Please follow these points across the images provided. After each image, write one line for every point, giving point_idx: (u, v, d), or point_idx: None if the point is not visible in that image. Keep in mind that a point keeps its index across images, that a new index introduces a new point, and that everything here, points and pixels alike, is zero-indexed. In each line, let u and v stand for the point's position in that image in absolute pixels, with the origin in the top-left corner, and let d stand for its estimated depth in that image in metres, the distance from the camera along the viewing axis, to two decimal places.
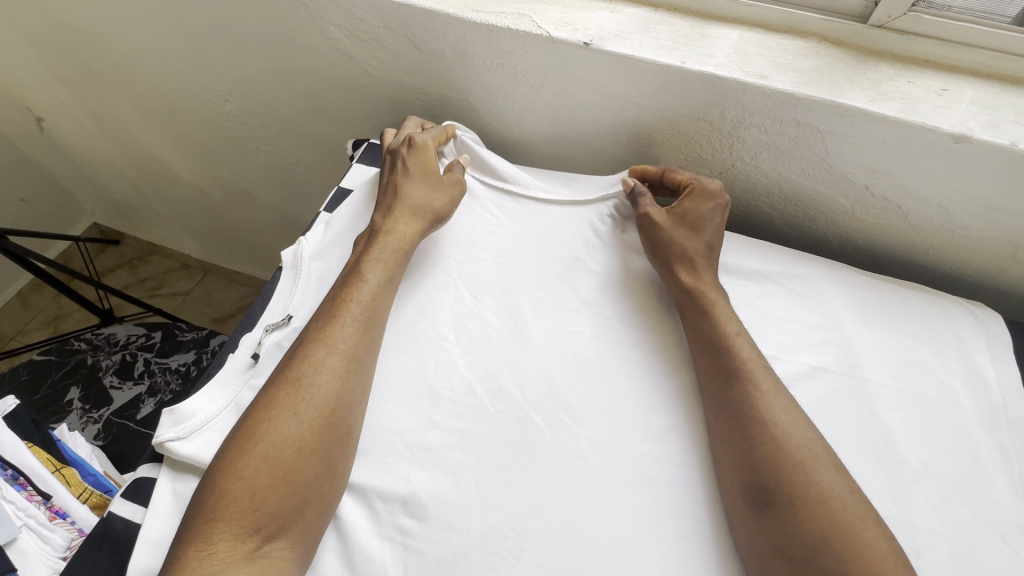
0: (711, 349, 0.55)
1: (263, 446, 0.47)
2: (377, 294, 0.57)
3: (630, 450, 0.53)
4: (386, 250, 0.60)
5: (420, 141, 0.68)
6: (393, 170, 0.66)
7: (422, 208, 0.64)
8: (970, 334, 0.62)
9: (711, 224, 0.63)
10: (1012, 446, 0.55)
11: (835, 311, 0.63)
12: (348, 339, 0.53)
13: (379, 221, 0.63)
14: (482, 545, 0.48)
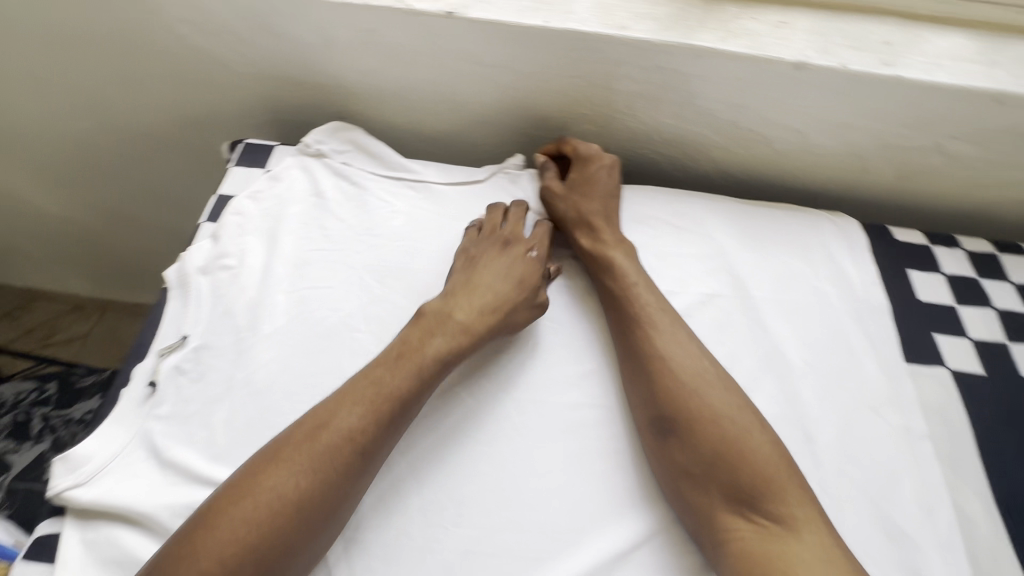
0: (614, 301, 0.59)
1: (242, 524, 0.42)
2: (407, 382, 0.51)
3: (551, 401, 0.55)
4: (444, 347, 0.54)
5: (536, 242, 0.64)
6: (517, 260, 0.61)
7: (495, 306, 0.57)
8: (834, 241, 0.69)
9: (602, 183, 0.68)
10: (876, 331, 0.63)
11: (720, 240, 0.68)
12: (367, 425, 0.48)
13: (456, 305, 0.57)
14: (421, 519, 0.49)
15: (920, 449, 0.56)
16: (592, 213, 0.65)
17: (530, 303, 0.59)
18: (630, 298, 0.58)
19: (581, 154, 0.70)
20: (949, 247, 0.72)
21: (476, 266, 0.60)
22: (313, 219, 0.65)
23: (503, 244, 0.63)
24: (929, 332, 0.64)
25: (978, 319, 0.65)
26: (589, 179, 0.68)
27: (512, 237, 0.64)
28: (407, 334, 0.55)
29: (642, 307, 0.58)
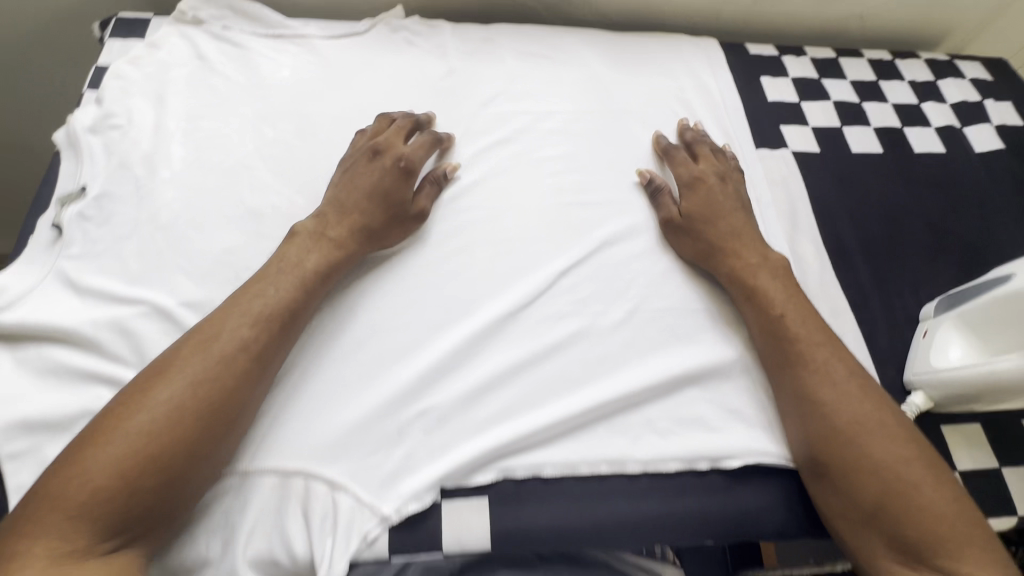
0: (779, 347, 0.54)
1: (122, 439, 0.42)
2: (290, 290, 0.51)
3: (442, 208, 0.62)
4: (323, 261, 0.54)
5: (407, 153, 0.60)
6: (384, 171, 0.59)
7: (364, 224, 0.57)
8: (696, 59, 0.77)
9: (727, 202, 0.62)
10: (731, 127, 0.71)
11: (593, 67, 0.74)
12: (255, 334, 0.48)
13: (339, 233, 0.56)
14: (332, 308, 0.55)
15: (764, 212, 0.65)
16: (739, 266, 0.59)
17: (405, 216, 0.59)
18: (744, 271, 0.58)
19: (687, 179, 0.63)
20: (798, 56, 0.80)
21: (343, 186, 0.59)
22: (199, 79, 0.66)
23: (371, 154, 0.60)
24: (777, 124, 0.73)
25: (819, 111, 0.75)
26: (714, 201, 0.62)
27: (386, 145, 0.61)
28: (283, 251, 0.54)
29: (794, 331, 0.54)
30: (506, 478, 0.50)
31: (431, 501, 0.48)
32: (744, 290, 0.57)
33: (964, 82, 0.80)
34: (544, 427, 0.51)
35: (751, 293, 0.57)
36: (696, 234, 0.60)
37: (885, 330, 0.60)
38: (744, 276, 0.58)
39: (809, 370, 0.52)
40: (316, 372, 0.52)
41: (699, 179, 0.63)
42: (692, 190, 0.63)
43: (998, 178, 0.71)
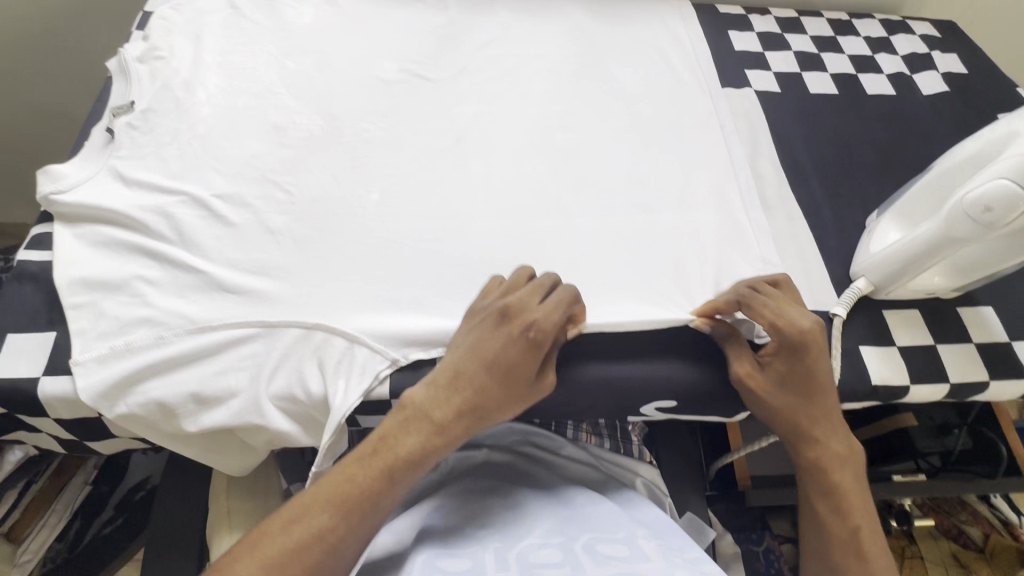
0: (838, 523, 0.54)
1: None
2: (377, 477, 0.49)
3: (439, 128, 0.70)
4: (422, 446, 0.50)
5: (540, 320, 0.51)
6: (512, 342, 0.51)
7: (477, 407, 0.51)
8: (669, 15, 0.86)
9: (816, 371, 0.53)
10: (700, 71, 0.80)
11: (577, 19, 0.83)
12: (335, 521, 0.47)
13: (440, 417, 0.51)
14: (344, 204, 0.63)
15: (729, 139, 0.73)
16: (812, 451, 0.55)
17: (528, 389, 0.52)
18: (831, 461, 0.55)
19: (790, 336, 0.52)
20: (763, 15, 0.89)
21: (461, 351, 0.52)
22: (231, 24, 0.76)
23: (499, 316, 0.52)
24: (742, 69, 0.81)
25: (779, 58, 0.83)
26: (803, 373, 0.53)
27: (517, 311, 0.52)
28: (382, 427, 0.51)
29: (846, 528, 0.54)
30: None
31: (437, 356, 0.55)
32: (819, 496, 0.55)
33: (914, 37, 0.88)
34: None
35: (824, 495, 0.55)
36: (776, 394, 0.54)
37: (835, 234, 0.67)
38: (829, 465, 0.55)
39: (850, 558, 0.53)
40: (330, 252, 0.60)
41: (802, 343, 0.53)
42: (781, 350, 0.54)
43: (942, 115, 0.79)
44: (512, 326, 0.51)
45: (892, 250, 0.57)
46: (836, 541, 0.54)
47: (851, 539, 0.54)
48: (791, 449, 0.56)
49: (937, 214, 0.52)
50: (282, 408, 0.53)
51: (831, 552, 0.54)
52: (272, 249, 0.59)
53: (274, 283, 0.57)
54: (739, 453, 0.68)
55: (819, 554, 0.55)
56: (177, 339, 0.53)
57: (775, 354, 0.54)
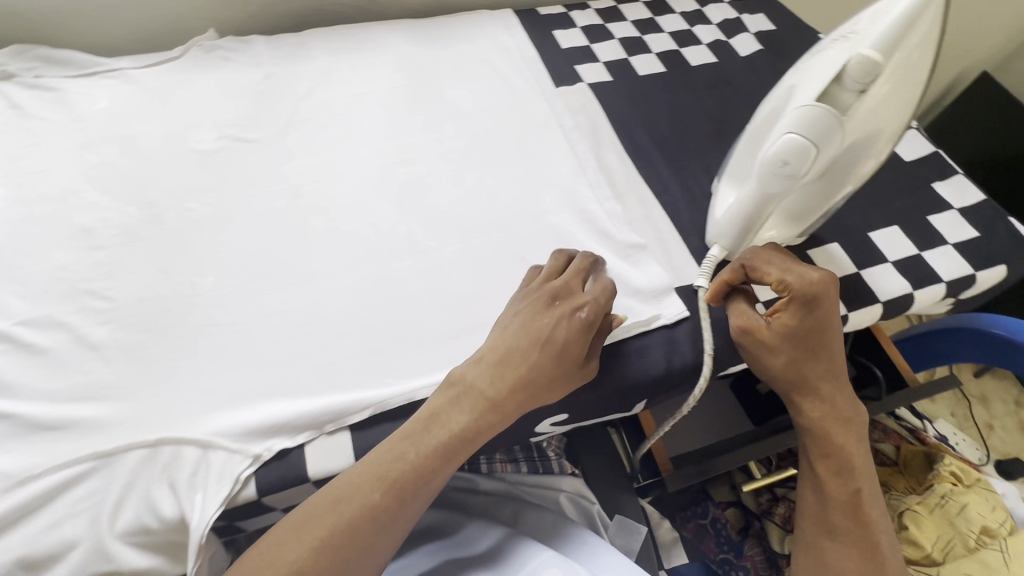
0: (834, 480, 0.55)
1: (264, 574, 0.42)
2: (428, 454, 0.48)
3: (272, 190, 0.66)
4: (472, 423, 0.49)
5: (589, 301, 0.53)
6: (563, 322, 0.52)
7: (529, 384, 0.50)
8: (494, 28, 0.86)
9: (825, 324, 0.53)
10: (533, 76, 0.80)
11: (400, 48, 0.81)
12: (383, 499, 0.46)
13: (495, 394, 0.50)
14: (175, 296, 0.58)
15: (570, 136, 0.74)
16: (813, 410, 0.56)
17: (575, 371, 0.53)
18: (833, 423, 0.55)
19: (801, 289, 0.52)
20: (583, 10, 0.91)
21: (513, 329, 0.53)
22: (14, 126, 0.68)
23: (549, 300, 0.54)
24: (572, 66, 0.83)
25: (606, 49, 0.85)
26: (816, 326, 0.53)
27: (565, 295, 0.55)
28: (433, 403, 0.50)
29: (847, 489, 0.54)
30: (382, 412, 0.53)
31: (306, 440, 0.51)
32: (821, 455, 0.56)
33: (724, 5, 0.93)
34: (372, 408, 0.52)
35: (825, 454, 0.55)
36: (782, 350, 0.54)
37: (686, 207, 0.69)
38: (830, 425, 0.55)
39: (849, 516, 0.53)
40: (165, 354, 0.54)
41: (820, 300, 0.52)
42: (795, 308, 0.52)
43: (762, 72, 0.84)
44: (566, 306, 0.53)
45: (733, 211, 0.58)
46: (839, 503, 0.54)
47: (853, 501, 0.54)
48: (795, 406, 0.56)
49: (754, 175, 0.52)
50: (137, 542, 0.47)
51: (831, 510, 0.54)
52: (96, 367, 0.53)
53: (102, 405, 0.51)
54: (652, 439, 0.68)
55: (818, 514, 0.55)
56: None
57: (785, 311, 0.53)
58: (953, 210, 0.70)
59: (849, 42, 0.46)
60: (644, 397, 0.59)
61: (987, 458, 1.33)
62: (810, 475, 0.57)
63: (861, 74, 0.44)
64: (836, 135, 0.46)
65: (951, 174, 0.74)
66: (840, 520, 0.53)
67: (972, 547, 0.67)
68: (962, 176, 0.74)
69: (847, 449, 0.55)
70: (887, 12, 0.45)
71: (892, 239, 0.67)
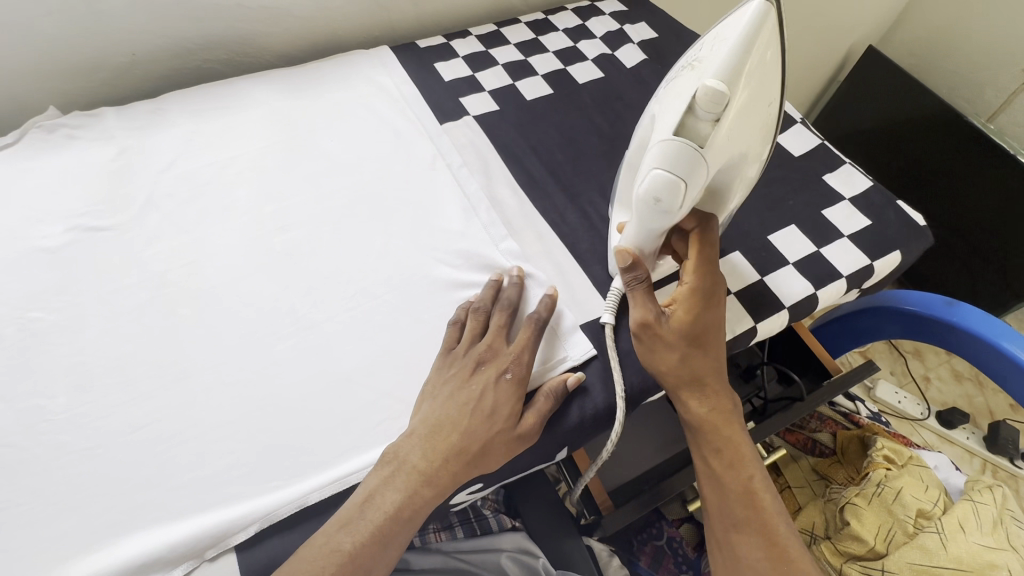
0: (729, 472, 0.52)
1: None
2: (406, 494, 0.48)
3: (132, 281, 0.59)
4: (406, 501, 0.48)
5: (514, 364, 0.54)
6: (491, 389, 0.52)
7: (466, 452, 0.50)
8: (371, 68, 0.81)
9: (713, 316, 0.54)
10: (416, 114, 0.77)
11: (269, 102, 0.76)
12: (362, 541, 0.46)
13: (431, 469, 0.49)
14: (20, 426, 0.50)
15: (459, 175, 0.71)
16: (698, 406, 0.54)
17: (510, 438, 0.51)
18: (715, 416, 0.54)
19: (698, 283, 0.53)
20: (464, 37, 0.88)
21: (442, 398, 0.51)
22: None
23: (475, 366, 0.53)
24: (456, 98, 0.79)
25: (490, 76, 0.83)
26: (707, 319, 0.53)
27: (490, 356, 0.54)
28: (366, 486, 0.48)
29: (741, 480, 0.52)
30: (271, 524, 0.47)
31: (184, 572, 0.45)
32: (712, 450, 0.53)
33: (606, 16, 0.92)
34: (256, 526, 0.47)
35: (717, 448, 0.53)
36: (677, 346, 0.53)
37: (585, 235, 0.66)
38: (716, 418, 0.54)
39: (747, 507, 0.51)
40: (9, 499, 0.47)
41: (708, 291, 0.53)
42: (689, 299, 0.53)
43: (648, 82, 0.83)
44: (493, 372, 0.53)
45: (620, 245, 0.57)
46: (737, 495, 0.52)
47: (749, 491, 0.52)
48: (682, 404, 0.54)
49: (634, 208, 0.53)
50: None
51: (732, 505, 0.52)
52: None
53: None
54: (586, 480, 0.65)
55: (721, 509, 0.52)
56: None
57: (682, 304, 0.53)
58: (845, 201, 0.71)
59: (696, 72, 0.47)
60: (562, 448, 0.56)
61: (930, 411, 1.38)
62: (704, 472, 0.54)
63: (710, 103, 0.45)
64: (697, 165, 0.47)
65: (839, 165, 0.74)
66: (740, 514, 0.51)
67: (912, 533, 0.68)
68: (850, 165, 0.74)
69: (734, 438, 0.53)
70: (725, 38, 0.46)
71: (790, 240, 0.67)
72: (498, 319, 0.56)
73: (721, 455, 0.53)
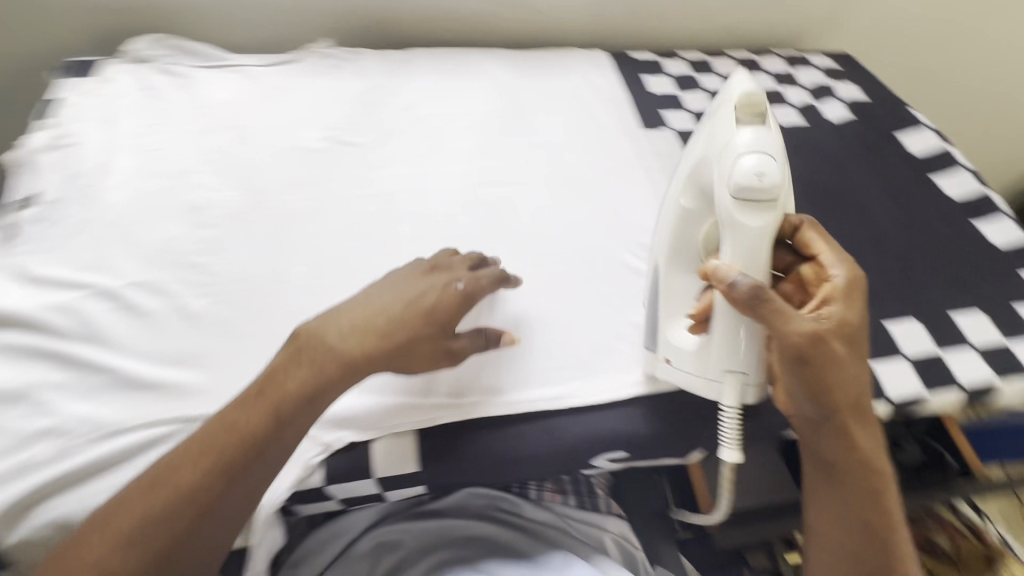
0: (872, 506, 0.50)
1: (164, 492, 0.44)
2: (301, 393, 0.47)
3: (366, 192, 0.70)
4: (312, 376, 0.47)
5: (466, 278, 0.55)
6: (437, 288, 0.52)
7: (387, 336, 0.49)
8: (588, 66, 0.89)
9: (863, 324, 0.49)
10: (621, 115, 0.83)
11: (497, 74, 0.85)
12: (265, 420, 0.46)
13: (320, 330, 0.49)
14: (268, 279, 0.61)
15: (653, 178, 0.75)
16: (851, 437, 0.49)
17: (439, 347, 0.51)
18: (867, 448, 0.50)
19: (847, 283, 0.49)
20: (674, 58, 0.94)
21: (386, 288, 0.52)
22: (144, 105, 0.75)
23: (427, 269, 0.55)
24: (659, 111, 0.85)
25: (694, 99, 0.87)
26: (860, 326, 0.49)
27: (443, 268, 0.56)
28: (274, 364, 0.48)
29: (888, 521, 0.50)
30: (448, 422, 0.53)
31: (372, 437, 0.52)
32: (843, 486, 0.50)
33: (815, 70, 0.94)
34: (437, 419, 0.53)
35: (869, 486, 0.50)
36: (816, 380, 0.47)
37: None
38: (868, 455, 0.50)
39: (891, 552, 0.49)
40: (253, 334, 0.57)
41: (856, 286, 0.49)
42: (843, 304, 0.48)
43: (847, 140, 0.85)
44: (433, 275, 0.54)
45: (705, 297, 0.52)
46: (870, 543, 0.49)
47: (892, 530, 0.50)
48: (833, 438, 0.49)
49: (726, 227, 0.48)
50: None
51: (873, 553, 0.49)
52: (188, 335, 0.56)
53: (193, 373, 0.53)
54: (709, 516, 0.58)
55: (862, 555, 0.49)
56: (87, 447, 0.49)
57: (835, 311, 0.48)
58: None
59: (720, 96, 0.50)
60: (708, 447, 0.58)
61: None
62: (846, 513, 0.50)
63: (755, 105, 0.48)
64: (774, 139, 0.47)
65: None
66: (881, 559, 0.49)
67: None
68: None
69: (885, 476, 0.50)
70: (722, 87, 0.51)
71: (977, 325, 0.65)
72: (458, 262, 0.56)
73: (870, 493, 0.50)
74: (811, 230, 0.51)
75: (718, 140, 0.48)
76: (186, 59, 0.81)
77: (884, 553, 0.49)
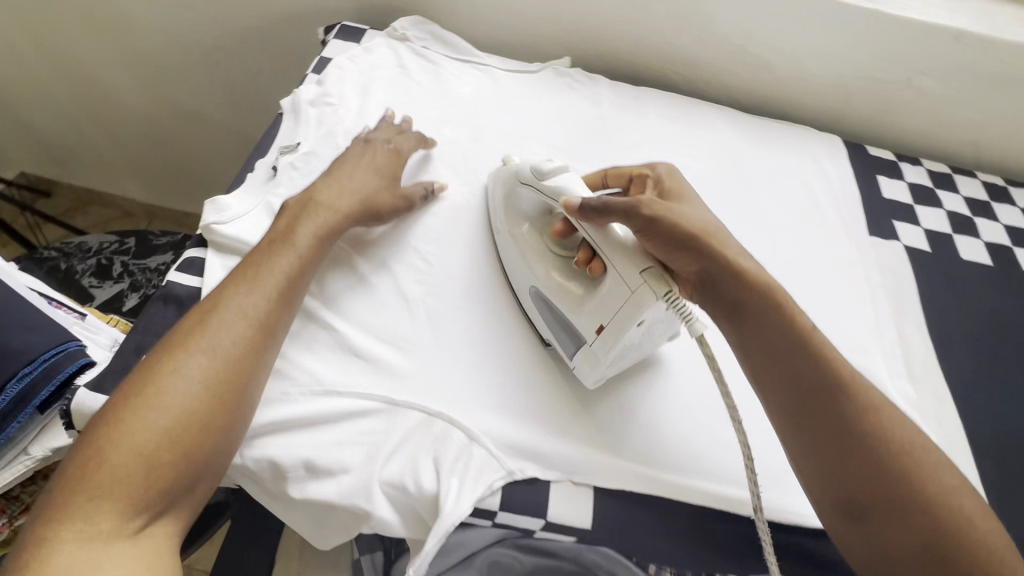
0: (810, 387, 0.49)
1: (210, 342, 0.48)
2: (318, 235, 0.58)
3: None
4: (317, 227, 0.58)
5: (396, 146, 0.69)
6: (368, 153, 0.66)
7: (361, 195, 0.62)
8: (821, 150, 0.84)
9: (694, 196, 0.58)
10: (848, 211, 0.78)
11: (727, 137, 0.83)
12: (296, 262, 0.55)
13: (319, 192, 0.61)
14: (481, 285, 0.63)
15: (873, 291, 0.70)
16: (775, 320, 0.50)
17: (390, 189, 0.65)
18: (791, 313, 0.51)
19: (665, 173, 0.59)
20: (914, 165, 0.86)
21: (333, 168, 0.65)
22: (397, 82, 0.79)
23: (364, 143, 0.68)
24: (890, 219, 0.78)
25: (931, 215, 0.80)
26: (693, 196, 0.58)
27: (376, 138, 0.68)
28: (279, 225, 0.58)
29: (849, 402, 0.48)
30: (630, 490, 0.52)
31: (553, 479, 0.52)
32: (772, 373, 0.50)
33: None
34: (620, 482, 0.52)
35: (820, 368, 0.49)
36: (676, 242, 0.51)
37: (989, 426, 0.61)
38: (807, 342, 0.49)
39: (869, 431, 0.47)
40: (462, 338, 0.58)
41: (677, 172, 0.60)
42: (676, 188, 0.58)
43: None
44: (374, 153, 0.67)
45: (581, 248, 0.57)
46: (810, 402, 0.48)
47: (862, 412, 0.48)
48: (749, 322, 0.51)
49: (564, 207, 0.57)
50: (390, 496, 0.50)
51: (854, 442, 0.47)
52: (404, 318, 0.59)
53: (402, 355, 0.56)
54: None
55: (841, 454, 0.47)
56: (303, 398, 0.52)
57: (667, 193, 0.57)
58: None
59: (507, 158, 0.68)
60: None
61: None
62: (795, 413, 0.49)
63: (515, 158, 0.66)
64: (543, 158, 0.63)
65: None
66: (864, 441, 0.47)
67: None
68: None
69: (832, 355, 0.49)
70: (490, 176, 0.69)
71: None
72: (388, 129, 0.71)
73: (803, 374, 0.49)
74: (615, 173, 0.62)
75: (513, 164, 0.66)
76: (438, 46, 0.85)
77: (832, 406, 0.48)
